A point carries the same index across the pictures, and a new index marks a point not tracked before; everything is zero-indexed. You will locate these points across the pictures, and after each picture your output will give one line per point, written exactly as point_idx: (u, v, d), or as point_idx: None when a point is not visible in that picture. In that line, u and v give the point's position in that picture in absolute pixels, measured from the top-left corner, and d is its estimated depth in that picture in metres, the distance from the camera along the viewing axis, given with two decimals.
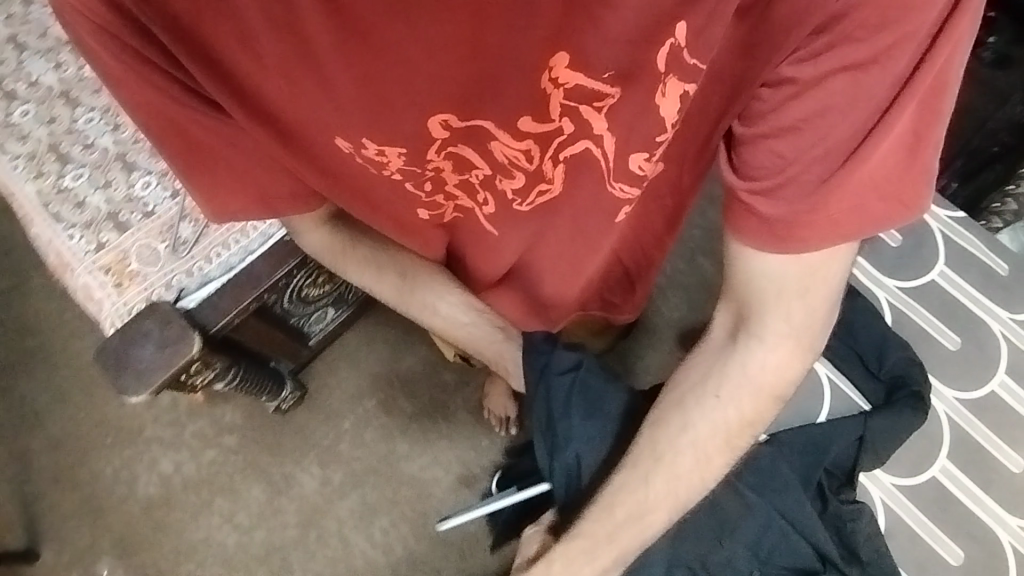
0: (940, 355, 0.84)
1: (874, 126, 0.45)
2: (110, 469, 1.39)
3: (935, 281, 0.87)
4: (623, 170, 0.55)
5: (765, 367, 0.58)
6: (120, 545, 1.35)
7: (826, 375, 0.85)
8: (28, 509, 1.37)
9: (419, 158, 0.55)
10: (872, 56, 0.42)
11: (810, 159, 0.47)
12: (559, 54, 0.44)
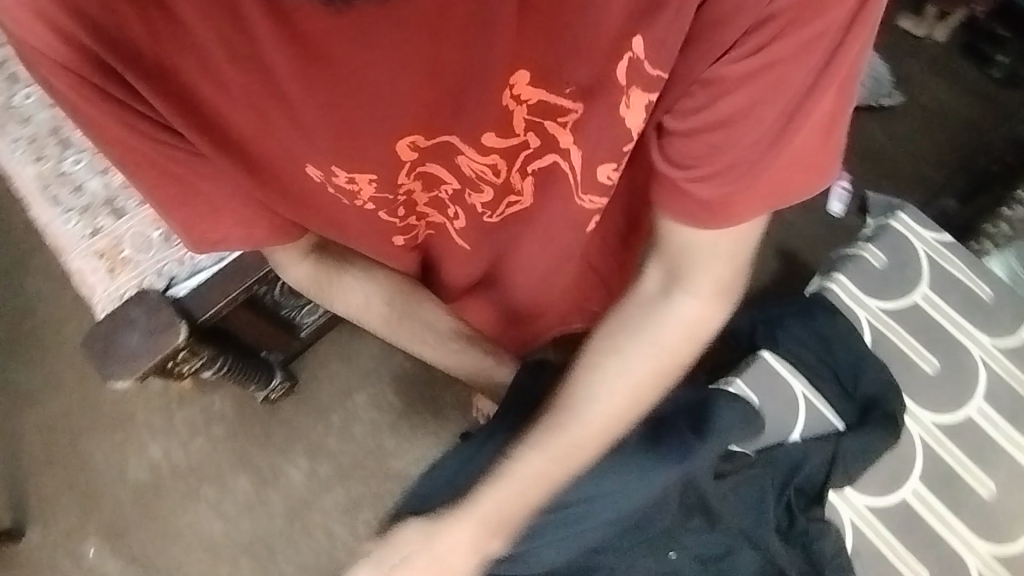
0: (920, 377, 0.84)
1: (799, 111, 0.45)
2: (100, 452, 1.40)
3: (917, 304, 0.88)
4: (592, 181, 0.56)
5: (692, 322, 0.56)
6: (106, 528, 1.36)
7: (803, 393, 0.85)
8: (19, 489, 1.39)
9: (389, 183, 0.56)
10: (796, 52, 0.42)
11: (742, 145, 0.46)
12: (521, 71, 0.47)
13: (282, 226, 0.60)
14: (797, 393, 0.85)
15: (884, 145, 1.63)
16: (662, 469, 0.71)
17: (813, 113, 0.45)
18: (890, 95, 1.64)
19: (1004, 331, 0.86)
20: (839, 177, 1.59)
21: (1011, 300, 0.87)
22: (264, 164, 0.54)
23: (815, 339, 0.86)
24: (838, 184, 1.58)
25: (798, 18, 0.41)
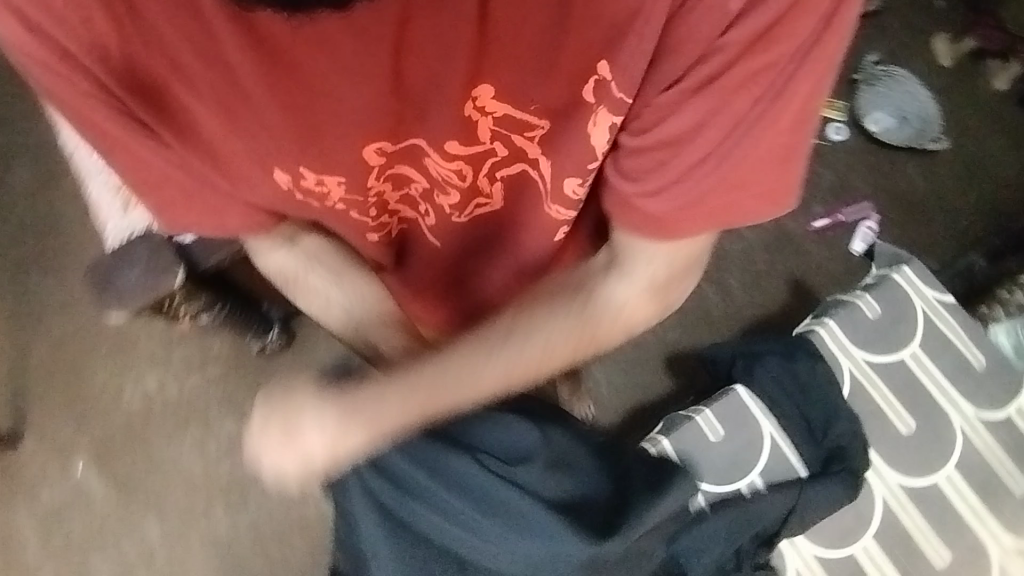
0: (893, 436, 0.96)
1: (747, 136, 0.47)
2: (99, 375, 1.45)
3: (905, 361, 0.99)
4: (560, 192, 0.59)
5: (617, 314, 0.60)
6: (96, 448, 1.42)
7: (770, 434, 0.96)
8: (18, 398, 1.45)
9: (358, 184, 0.61)
10: (744, 79, 0.45)
11: (689, 164, 0.48)
12: (482, 86, 0.52)
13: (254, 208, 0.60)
14: (765, 430, 0.96)
15: (918, 190, 1.60)
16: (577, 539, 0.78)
17: (761, 140, 0.47)
18: (933, 139, 1.60)
19: (987, 405, 0.97)
20: (867, 217, 1.56)
21: (995, 372, 0.98)
22: (233, 170, 0.59)
23: (793, 382, 0.97)
24: (864, 223, 1.56)
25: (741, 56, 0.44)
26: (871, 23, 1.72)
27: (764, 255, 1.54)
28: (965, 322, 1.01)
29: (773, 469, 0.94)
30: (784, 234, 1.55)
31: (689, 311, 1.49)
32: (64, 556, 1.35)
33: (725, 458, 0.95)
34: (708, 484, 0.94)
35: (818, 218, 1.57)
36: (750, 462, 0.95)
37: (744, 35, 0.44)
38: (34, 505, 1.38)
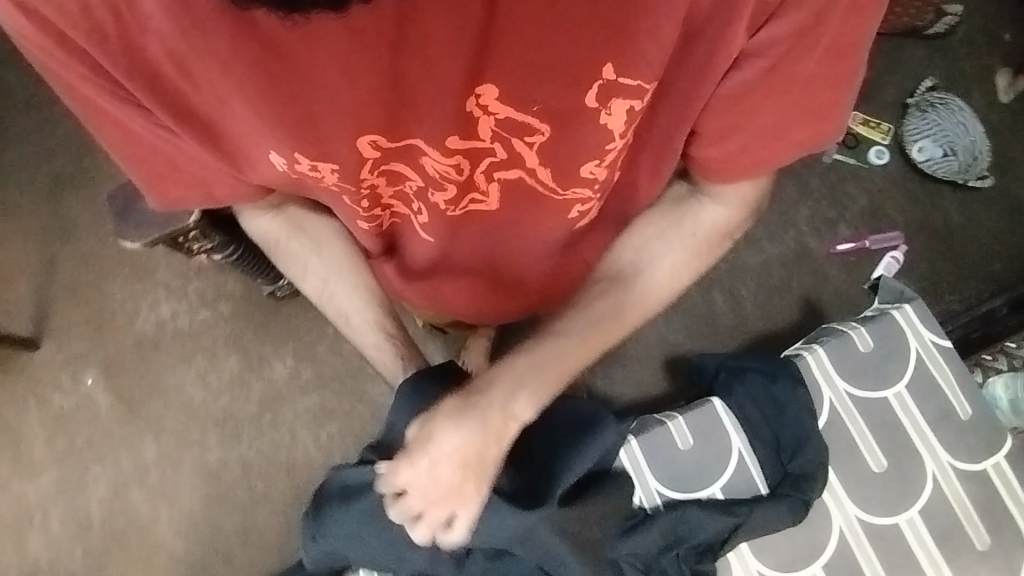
0: (861, 470, 0.96)
1: (796, 83, 0.51)
2: (118, 296, 1.51)
3: (888, 399, 0.98)
4: (575, 175, 0.58)
5: (681, 264, 0.66)
6: (107, 364, 1.48)
7: (738, 451, 0.97)
8: (41, 307, 1.51)
9: (352, 177, 0.57)
10: (779, 45, 0.49)
11: (751, 122, 0.53)
12: (485, 85, 0.49)
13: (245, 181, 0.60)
14: (734, 447, 0.97)
15: (953, 227, 1.55)
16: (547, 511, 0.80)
17: (810, 81, 0.51)
18: (979, 177, 1.54)
19: (965, 456, 0.96)
20: (893, 247, 1.52)
21: (982, 422, 0.97)
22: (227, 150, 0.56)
23: (770, 402, 0.98)
24: (889, 253, 1.52)
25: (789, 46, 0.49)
26: (933, 46, 1.65)
27: (780, 271, 1.52)
28: (959, 370, 0.99)
29: (735, 484, 0.96)
30: (805, 253, 1.53)
31: (695, 316, 1.48)
32: (67, 462, 1.43)
33: (689, 467, 0.96)
34: (666, 488, 0.95)
35: (844, 242, 1.53)
36: (714, 475, 0.96)
37: (786, 26, 0.48)
38: (44, 411, 1.46)
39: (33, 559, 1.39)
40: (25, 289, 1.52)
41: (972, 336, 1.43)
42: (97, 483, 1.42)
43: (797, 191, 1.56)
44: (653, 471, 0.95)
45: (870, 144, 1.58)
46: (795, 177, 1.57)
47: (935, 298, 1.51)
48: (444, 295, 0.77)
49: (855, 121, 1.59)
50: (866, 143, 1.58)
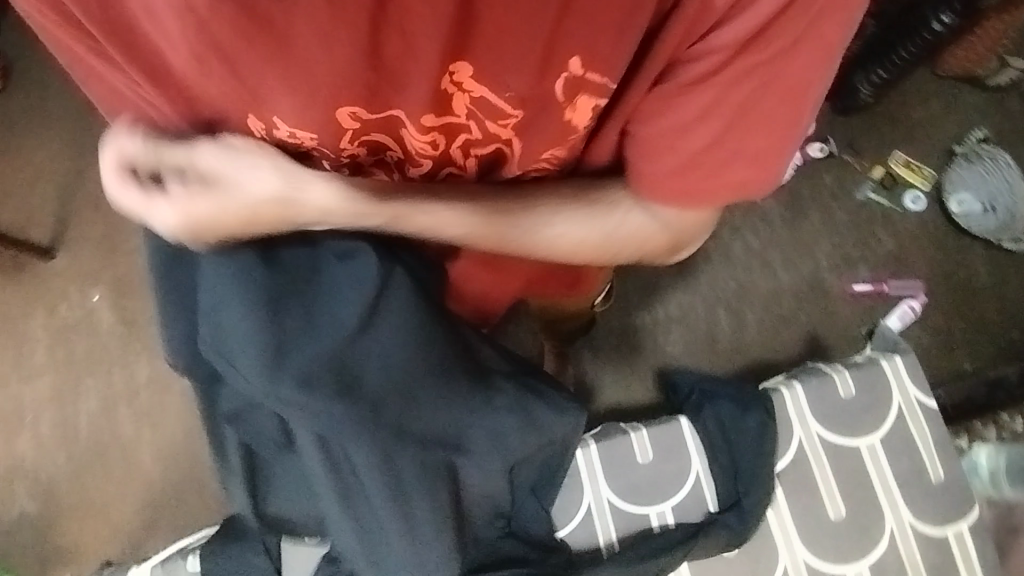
0: (819, 517, 0.95)
1: (748, 90, 0.54)
2: (136, 220, 1.54)
3: (858, 449, 0.97)
4: (536, 159, 0.65)
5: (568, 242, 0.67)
6: (115, 283, 1.52)
7: (696, 474, 0.96)
8: (61, 219, 1.54)
9: (332, 143, 0.59)
10: (733, 48, 0.52)
11: (702, 119, 0.56)
12: (461, 63, 0.52)
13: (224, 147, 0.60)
14: (693, 468, 0.97)
15: (979, 286, 1.49)
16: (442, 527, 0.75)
17: (762, 92, 0.54)
18: (1013, 241, 1.49)
19: (927, 518, 0.96)
20: (913, 296, 1.48)
21: (952, 489, 0.96)
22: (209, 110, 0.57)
23: (736, 431, 0.97)
24: (908, 302, 1.47)
25: (733, 56, 0.53)
26: (993, 97, 1.58)
27: (790, 302, 1.48)
28: (938, 433, 0.98)
29: (686, 505, 0.95)
30: (820, 287, 1.49)
31: (695, 333, 1.46)
32: (64, 369, 1.48)
33: (643, 481, 0.96)
34: (617, 498, 0.95)
35: (861, 282, 1.49)
36: (667, 493, 0.96)
37: (740, 29, 0.51)
38: (50, 316, 1.50)
39: (19, 456, 1.44)
40: (48, 198, 1.55)
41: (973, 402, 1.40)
42: (89, 396, 1.47)
43: (821, 223, 1.52)
44: (607, 480, 0.96)
45: (907, 187, 1.53)
46: (822, 208, 1.52)
47: (948, 355, 1.46)
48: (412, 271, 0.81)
49: (896, 160, 1.54)
50: (903, 185, 1.53)
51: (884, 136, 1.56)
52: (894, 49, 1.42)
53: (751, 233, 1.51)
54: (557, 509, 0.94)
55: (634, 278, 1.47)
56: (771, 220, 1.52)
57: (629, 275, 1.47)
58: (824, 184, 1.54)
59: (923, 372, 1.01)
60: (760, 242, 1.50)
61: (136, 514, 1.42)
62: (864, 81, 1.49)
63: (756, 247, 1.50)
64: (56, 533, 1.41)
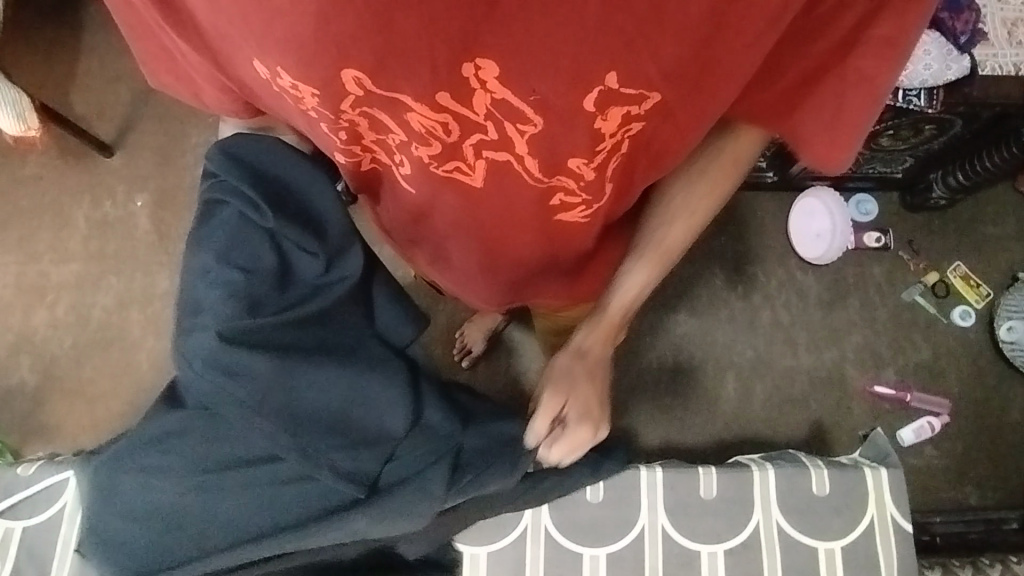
0: None
1: (844, 67, 0.52)
2: (194, 139, 1.59)
3: (816, 550, 0.94)
4: (561, 168, 0.57)
5: (684, 217, 0.69)
6: (161, 193, 1.57)
7: (640, 527, 0.95)
8: (128, 121, 1.60)
9: (333, 106, 0.54)
10: (837, 27, 0.50)
11: (792, 88, 0.55)
12: (487, 61, 0.47)
13: (229, 87, 0.61)
14: (640, 521, 0.95)
15: (1007, 422, 1.41)
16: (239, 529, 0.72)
17: (855, 72, 0.52)
18: None
19: None
20: (935, 413, 1.40)
21: None
22: (222, 49, 0.55)
23: (693, 502, 0.96)
24: (927, 417, 1.40)
25: (798, 82, 0.54)
26: None
27: (805, 385, 1.42)
28: (906, 559, 0.94)
29: (621, 556, 0.94)
30: (839, 380, 1.43)
31: (697, 390, 1.41)
32: (93, 260, 1.54)
33: (586, 518, 0.95)
34: (554, 529, 0.94)
35: (883, 384, 1.42)
36: (606, 538, 0.94)
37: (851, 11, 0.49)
38: (93, 209, 1.56)
39: (31, 329, 1.50)
40: (121, 99, 1.61)
41: (965, 536, 1.26)
42: (108, 292, 1.52)
43: (858, 316, 1.45)
44: (550, 508, 0.95)
45: (959, 301, 1.45)
46: (863, 300, 1.46)
47: (954, 484, 1.38)
48: (427, 255, 0.78)
49: (954, 271, 1.47)
50: (955, 298, 1.46)
51: (948, 243, 1.48)
52: (969, 156, 1.34)
53: (782, 305, 1.45)
54: (485, 529, 0.93)
55: (651, 319, 1.44)
56: (807, 298, 1.46)
57: (647, 314, 1.44)
58: (871, 277, 1.47)
59: (908, 491, 0.96)
60: (789, 317, 1.45)
61: (117, 414, 1.47)
62: (939, 181, 1.41)
63: (785, 321, 1.45)
64: (44, 410, 1.47)
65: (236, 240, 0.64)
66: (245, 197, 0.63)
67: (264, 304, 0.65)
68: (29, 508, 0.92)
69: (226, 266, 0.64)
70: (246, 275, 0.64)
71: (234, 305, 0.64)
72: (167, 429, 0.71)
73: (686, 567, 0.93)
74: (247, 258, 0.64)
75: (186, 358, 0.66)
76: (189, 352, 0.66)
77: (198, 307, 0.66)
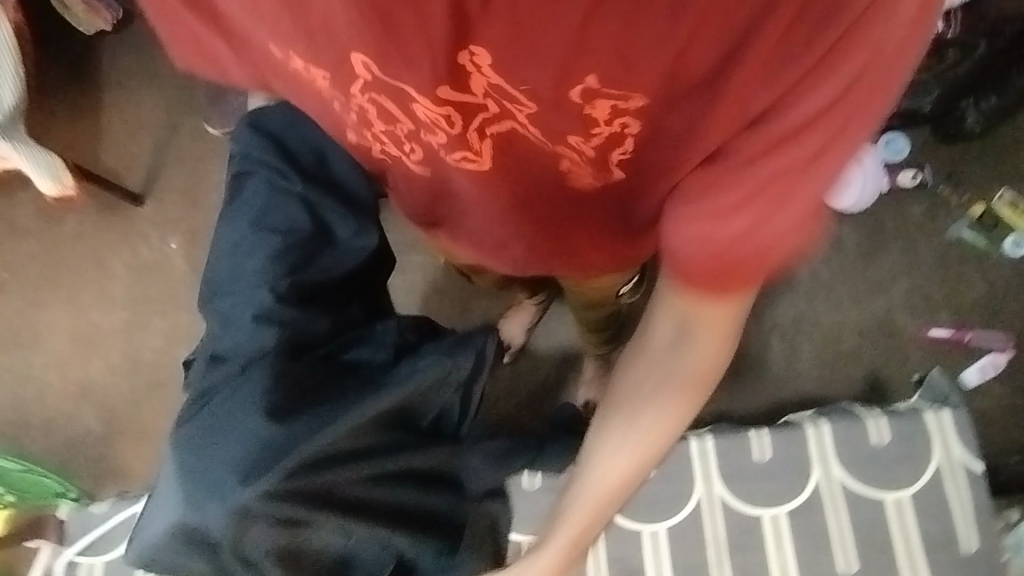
0: (828, 568, 0.91)
1: (850, 113, 0.43)
2: (216, 176, 1.64)
3: (881, 502, 0.91)
4: (561, 151, 0.55)
5: (653, 422, 0.65)
6: (192, 233, 1.62)
7: (697, 499, 0.94)
8: (153, 168, 1.65)
9: (344, 88, 0.54)
10: (844, 73, 0.41)
11: (796, 153, 0.44)
12: (480, 48, 0.45)
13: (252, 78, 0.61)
14: (696, 492, 0.94)
15: None
16: (286, 444, 0.69)
17: (864, 110, 0.43)
18: None
19: None
20: (997, 350, 1.34)
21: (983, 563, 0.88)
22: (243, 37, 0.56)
23: (751, 468, 0.94)
24: (990, 355, 1.33)
25: (798, 131, 0.44)
26: None
27: (855, 337, 1.38)
28: (980, 501, 0.90)
29: (684, 528, 0.93)
30: (889, 328, 1.37)
31: (742, 357, 1.38)
32: (139, 305, 1.60)
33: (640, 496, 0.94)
34: None
35: (939, 327, 1.37)
36: (663, 513, 0.94)
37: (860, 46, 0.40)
38: (132, 257, 1.62)
39: (91, 379, 1.57)
40: (144, 148, 1.67)
41: None
42: (156, 333, 1.58)
43: (901, 259, 1.40)
44: None
45: (1009, 230, 1.38)
46: (906, 241, 1.40)
47: None
48: (449, 231, 0.77)
49: (1000, 200, 1.39)
50: (1004, 227, 1.39)
51: (989, 171, 1.41)
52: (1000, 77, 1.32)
53: (820, 259, 1.41)
54: None
55: None
56: (845, 249, 1.41)
57: None
58: (912, 217, 1.41)
59: (974, 431, 0.92)
60: (830, 270, 1.40)
61: None
62: (972, 108, 1.36)
63: (824, 276, 1.40)
64: (113, 453, 1.54)
65: (272, 207, 0.68)
66: (270, 166, 0.67)
67: (306, 263, 0.69)
68: (107, 543, 1.04)
69: (265, 232, 0.68)
70: (283, 237, 0.68)
71: (280, 265, 0.68)
72: (203, 397, 0.72)
73: (749, 534, 0.92)
74: (283, 222, 0.68)
75: (226, 319, 0.71)
76: (234, 309, 0.71)
77: (230, 283, 0.71)
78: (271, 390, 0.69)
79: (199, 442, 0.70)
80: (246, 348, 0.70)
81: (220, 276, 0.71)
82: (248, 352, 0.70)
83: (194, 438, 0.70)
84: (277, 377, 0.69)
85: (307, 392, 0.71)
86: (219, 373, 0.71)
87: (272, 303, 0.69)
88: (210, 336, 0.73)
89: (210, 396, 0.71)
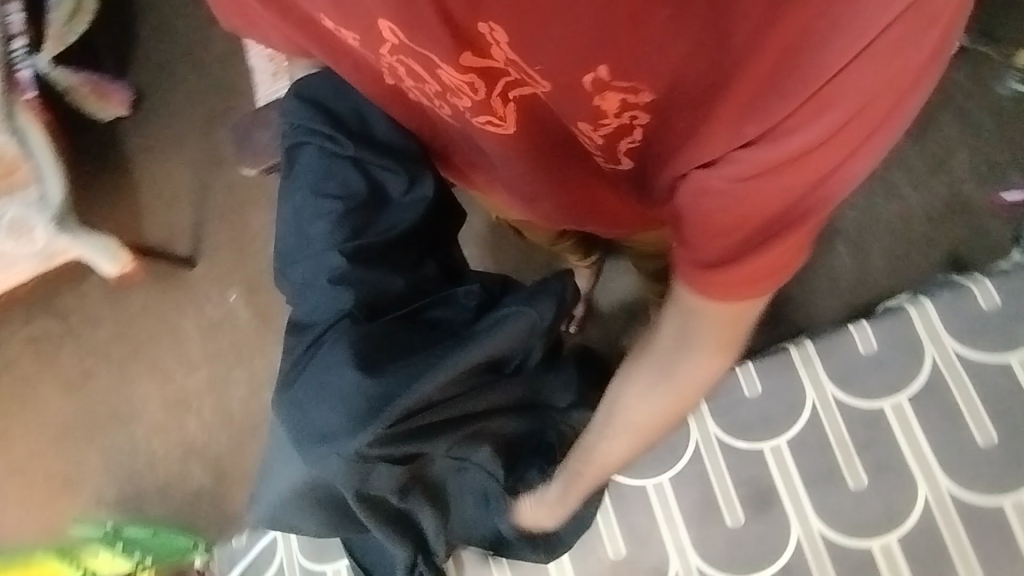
0: (965, 444, 0.93)
1: (835, 137, 0.40)
2: (257, 223, 1.70)
3: (1002, 364, 0.95)
4: (578, 130, 0.56)
5: (639, 411, 0.68)
6: (248, 282, 1.68)
7: (811, 403, 1.00)
8: (197, 228, 1.72)
9: (374, 46, 0.59)
10: (828, 93, 0.38)
11: (774, 183, 0.43)
12: (495, 27, 0.45)
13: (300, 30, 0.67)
14: (808, 399, 1.00)
15: None
16: (384, 388, 0.67)
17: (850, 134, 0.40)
18: None
19: None
20: None
21: None
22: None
23: (856, 364, 1.00)
24: None
25: (781, 158, 0.42)
26: None
27: (926, 221, 1.31)
28: None
29: (804, 438, 0.98)
30: (961, 203, 1.31)
31: (812, 269, 1.33)
32: (216, 360, 1.67)
33: (751, 416, 1.01)
34: (725, 434, 1.01)
35: (1014, 190, 1.29)
36: (779, 427, 1.00)
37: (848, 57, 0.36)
38: (199, 316, 1.69)
39: (191, 438, 1.65)
40: (184, 212, 1.73)
41: None
42: (239, 383, 1.65)
43: (955, 128, 1.33)
44: (714, 416, 1.02)
45: None
46: (957, 110, 1.33)
47: None
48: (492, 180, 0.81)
49: None
50: None
51: None
52: None
53: None
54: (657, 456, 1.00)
55: None
56: None
57: None
58: (957, 83, 1.34)
59: None
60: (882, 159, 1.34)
61: None
62: None
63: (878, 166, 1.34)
64: (228, 501, 1.62)
65: (327, 173, 0.71)
66: (319, 134, 0.71)
67: (367, 225, 0.71)
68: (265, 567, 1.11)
69: (324, 196, 0.70)
70: (342, 200, 0.70)
71: (343, 228, 0.70)
72: (297, 364, 0.71)
73: (875, 426, 0.96)
74: (339, 186, 0.71)
75: (301, 288, 0.72)
76: (306, 276, 0.72)
77: (298, 251, 0.72)
78: (360, 341, 0.68)
79: (298, 405, 0.69)
80: (328, 307, 0.70)
81: (285, 250, 0.73)
82: (330, 311, 0.71)
83: (291, 404, 0.69)
84: (366, 331, 0.69)
85: (397, 341, 0.70)
86: (304, 340, 0.72)
87: (343, 262, 0.70)
88: (290, 306, 0.74)
89: (302, 364, 0.70)
